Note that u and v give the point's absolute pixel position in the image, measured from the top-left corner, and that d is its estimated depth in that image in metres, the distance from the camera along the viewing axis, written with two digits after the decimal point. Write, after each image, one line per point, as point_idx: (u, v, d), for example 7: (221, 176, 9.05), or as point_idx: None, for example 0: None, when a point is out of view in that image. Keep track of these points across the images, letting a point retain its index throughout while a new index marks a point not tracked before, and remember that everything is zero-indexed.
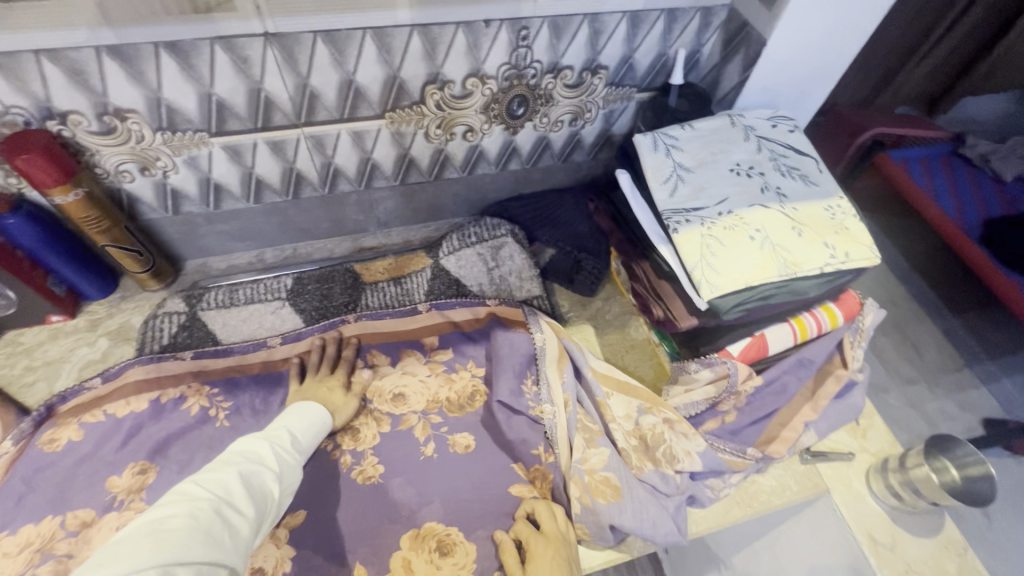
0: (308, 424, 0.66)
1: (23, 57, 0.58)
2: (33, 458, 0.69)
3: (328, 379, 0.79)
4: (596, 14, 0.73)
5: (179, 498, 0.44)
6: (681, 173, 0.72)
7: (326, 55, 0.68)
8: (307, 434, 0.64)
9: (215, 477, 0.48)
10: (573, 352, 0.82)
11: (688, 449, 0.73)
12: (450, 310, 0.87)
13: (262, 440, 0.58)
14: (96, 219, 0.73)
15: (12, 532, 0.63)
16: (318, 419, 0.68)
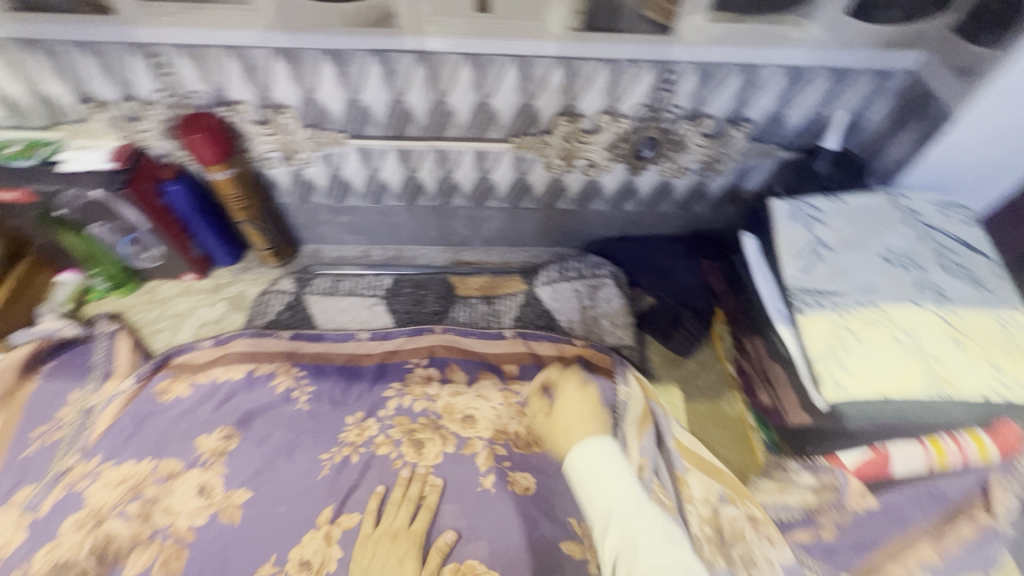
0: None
1: (212, 51, 0.66)
2: (148, 404, 0.77)
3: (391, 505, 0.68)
4: (752, 66, 0.68)
5: None
6: (820, 250, 0.65)
7: (468, 77, 0.69)
8: None
9: None
10: (658, 416, 0.75)
11: (772, 559, 0.58)
12: (535, 342, 0.85)
13: None
14: (240, 197, 0.81)
15: (116, 464, 0.71)
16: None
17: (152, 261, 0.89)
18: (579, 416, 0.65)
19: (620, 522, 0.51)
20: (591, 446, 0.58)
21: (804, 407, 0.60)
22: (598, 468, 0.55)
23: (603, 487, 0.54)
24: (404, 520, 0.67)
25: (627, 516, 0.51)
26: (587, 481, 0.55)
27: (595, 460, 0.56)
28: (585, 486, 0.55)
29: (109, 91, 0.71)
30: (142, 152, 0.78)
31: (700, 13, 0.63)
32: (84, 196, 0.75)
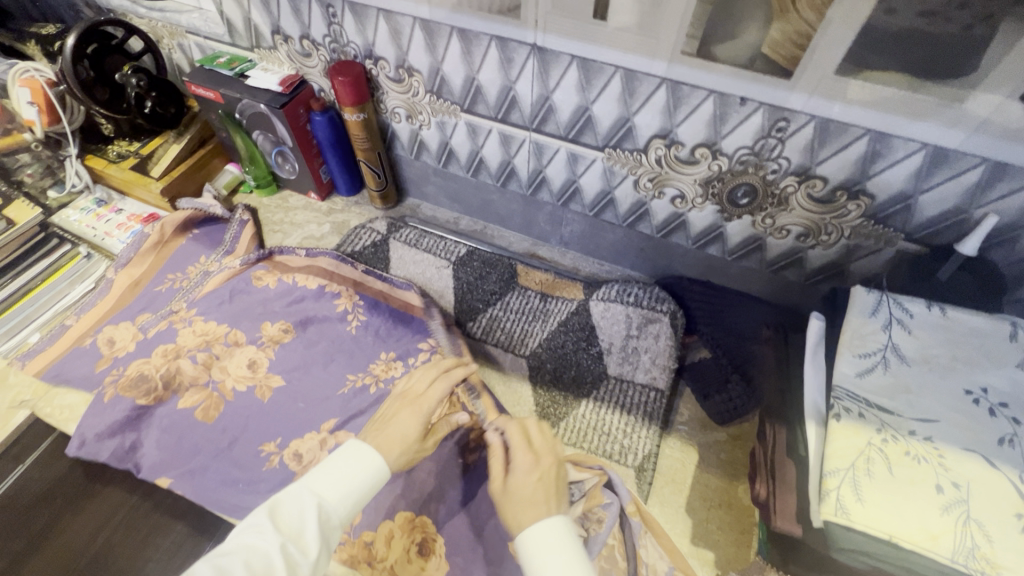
0: (352, 482, 0.54)
1: (370, 10, 0.77)
2: (244, 283, 0.93)
3: (426, 380, 0.68)
4: (884, 134, 0.60)
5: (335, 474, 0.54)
6: (889, 358, 0.55)
7: (575, 78, 0.71)
8: (338, 499, 0.53)
9: (348, 470, 0.54)
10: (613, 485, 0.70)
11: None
12: None
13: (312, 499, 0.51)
14: (364, 139, 0.93)
15: (205, 319, 0.88)
16: (365, 475, 0.55)
17: (290, 174, 1.06)
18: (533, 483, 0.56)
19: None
20: (543, 525, 0.51)
21: (797, 518, 0.52)
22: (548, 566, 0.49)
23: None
24: (432, 389, 0.66)
25: None
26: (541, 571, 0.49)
27: (549, 545, 0.50)
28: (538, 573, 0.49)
29: (293, 28, 0.86)
30: (306, 82, 0.94)
31: (830, 63, 0.56)
32: (255, 106, 0.93)
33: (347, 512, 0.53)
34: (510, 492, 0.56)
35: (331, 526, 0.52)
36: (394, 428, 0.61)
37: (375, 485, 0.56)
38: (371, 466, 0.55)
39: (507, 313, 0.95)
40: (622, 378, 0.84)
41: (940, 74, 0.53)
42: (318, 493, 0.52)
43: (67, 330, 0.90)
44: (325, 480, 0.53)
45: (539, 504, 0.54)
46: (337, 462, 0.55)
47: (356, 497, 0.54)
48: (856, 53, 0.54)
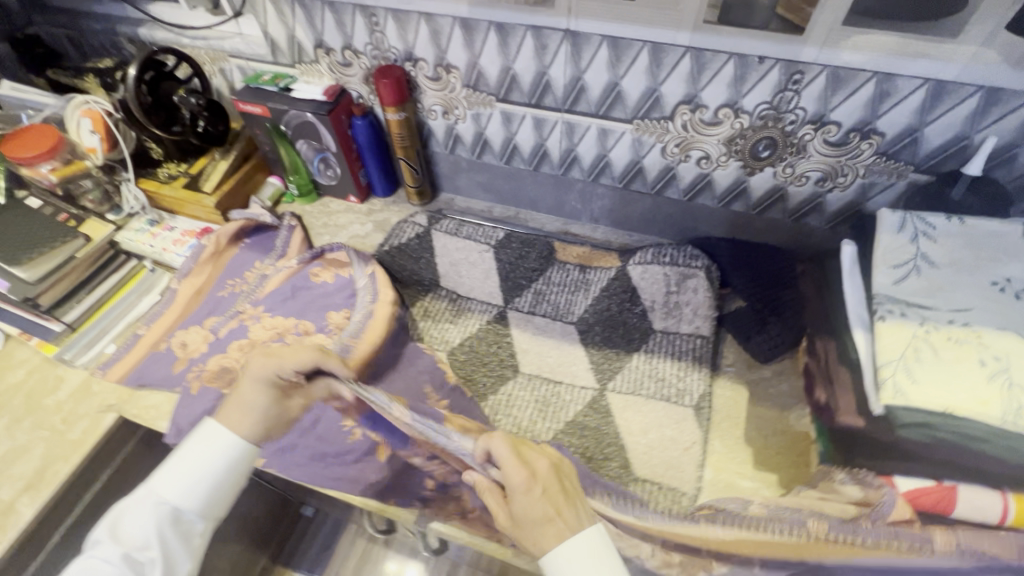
0: (197, 475, 0.59)
1: (411, 15, 0.85)
2: (304, 281, 1.00)
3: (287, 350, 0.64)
4: (889, 74, 0.68)
5: (179, 473, 0.59)
6: (921, 265, 0.63)
7: (605, 57, 0.79)
8: (184, 496, 0.58)
9: (196, 465, 0.59)
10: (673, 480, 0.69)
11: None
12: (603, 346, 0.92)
13: (155, 505, 0.58)
14: (404, 137, 1.00)
15: (272, 315, 0.95)
16: (213, 462, 0.60)
17: (330, 180, 1.13)
18: (537, 509, 0.57)
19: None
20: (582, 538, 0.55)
21: (860, 411, 0.59)
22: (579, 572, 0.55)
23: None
24: (286, 360, 0.63)
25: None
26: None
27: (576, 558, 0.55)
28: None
29: (335, 40, 0.94)
30: (345, 90, 1.01)
31: (838, 17, 0.65)
32: (301, 116, 1.00)
33: (199, 505, 0.59)
34: (521, 517, 0.57)
35: (188, 518, 0.59)
36: (243, 406, 0.62)
37: (232, 468, 0.61)
38: (215, 462, 0.60)
39: (551, 287, 1.01)
40: (667, 331, 0.92)
41: (936, 14, 0.61)
42: (160, 495, 0.58)
43: (142, 336, 0.95)
44: (166, 481, 0.59)
45: (555, 521, 0.56)
46: (179, 463, 0.59)
47: (207, 491, 0.59)
48: (861, 5, 0.63)
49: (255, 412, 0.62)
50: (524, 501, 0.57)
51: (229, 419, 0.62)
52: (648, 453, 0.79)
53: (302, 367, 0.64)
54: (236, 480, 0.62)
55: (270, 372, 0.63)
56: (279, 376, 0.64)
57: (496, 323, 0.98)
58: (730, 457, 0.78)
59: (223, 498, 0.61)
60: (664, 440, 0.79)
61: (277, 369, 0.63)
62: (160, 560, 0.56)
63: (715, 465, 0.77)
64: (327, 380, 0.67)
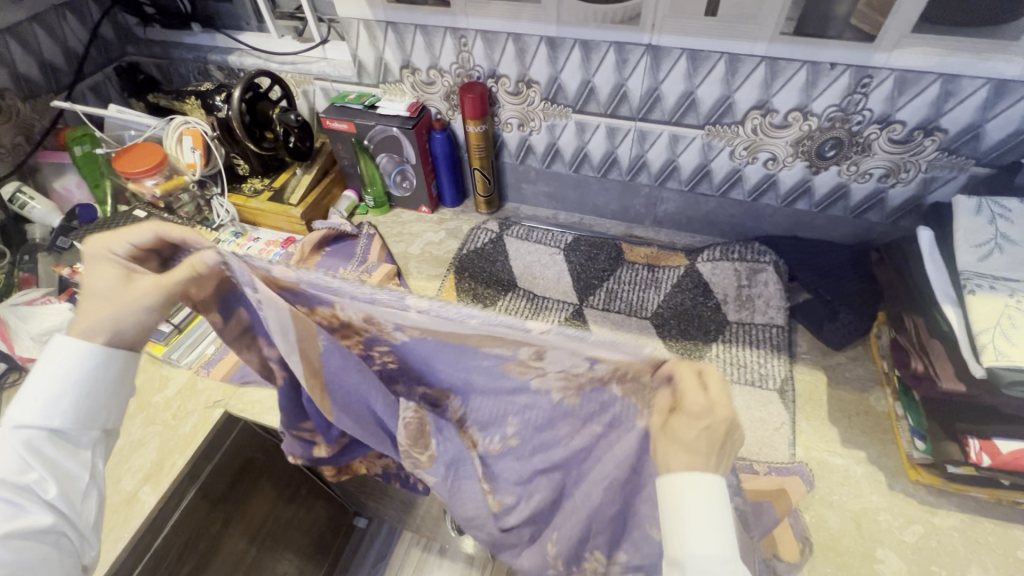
0: (58, 393, 0.52)
1: (501, 35, 0.93)
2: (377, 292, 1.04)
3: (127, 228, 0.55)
4: (954, 75, 0.75)
5: (41, 386, 0.52)
6: (1002, 243, 0.68)
7: (683, 68, 0.87)
8: (47, 416, 0.52)
9: (51, 384, 0.52)
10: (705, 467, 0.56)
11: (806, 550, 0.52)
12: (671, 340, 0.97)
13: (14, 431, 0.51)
14: (481, 148, 1.08)
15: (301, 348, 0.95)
16: (75, 373, 0.53)
17: (405, 191, 1.20)
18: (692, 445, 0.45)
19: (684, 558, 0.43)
20: (700, 482, 0.44)
21: (960, 377, 0.63)
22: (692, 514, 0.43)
23: (695, 533, 0.43)
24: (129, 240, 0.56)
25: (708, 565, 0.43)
26: (678, 525, 0.44)
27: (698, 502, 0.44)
28: (683, 519, 0.44)
29: (422, 61, 1.02)
30: (426, 107, 1.09)
31: (907, 25, 0.72)
32: (386, 131, 1.07)
33: (70, 421, 0.53)
34: (672, 432, 0.46)
35: (69, 433, 0.54)
36: (85, 299, 0.53)
37: (99, 377, 0.54)
38: (67, 362, 0.52)
39: (622, 285, 1.06)
40: (743, 322, 0.96)
41: (999, 20, 0.69)
42: (19, 419, 0.52)
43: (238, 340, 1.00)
44: (24, 403, 0.52)
45: (696, 457, 0.45)
46: (35, 379, 0.52)
47: (80, 398, 0.53)
48: (930, 14, 0.70)
49: (109, 299, 0.53)
50: (684, 420, 0.45)
51: (81, 322, 0.53)
52: (741, 434, 0.83)
53: (142, 241, 0.56)
54: (110, 384, 0.55)
55: (111, 255, 0.55)
56: (116, 255, 0.56)
57: (573, 319, 1.03)
58: (818, 436, 0.82)
59: (101, 408, 0.55)
60: (752, 421, 0.83)
61: (113, 245, 0.55)
62: (47, 482, 0.52)
63: (804, 444, 0.81)
64: (213, 272, 0.54)
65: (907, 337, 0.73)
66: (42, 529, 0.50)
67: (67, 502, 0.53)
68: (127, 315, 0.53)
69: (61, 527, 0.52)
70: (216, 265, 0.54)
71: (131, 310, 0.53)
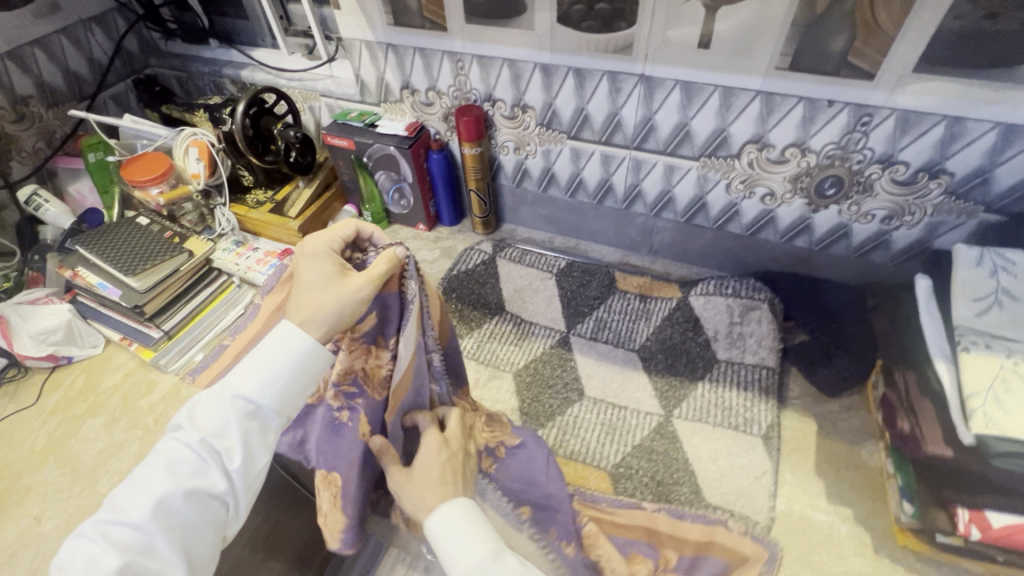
0: (276, 371, 0.55)
1: (496, 60, 0.93)
2: None
3: (341, 230, 0.64)
4: (960, 118, 0.71)
5: (267, 358, 0.55)
6: (1002, 298, 0.64)
7: (677, 99, 0.85)
8: (259, 389, 0.54)
9: (275, 359, 0.55)
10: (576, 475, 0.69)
11: None
12: (657, 374, 0.94)
13: (229, 395, 0.54)
14: (477, 170, 1.08)
15: None
16: (293, 357, 0.56)
17: (403, 209, 1.20)
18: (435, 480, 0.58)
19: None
20: (446, 512, 0.55)
21: (947, 441, 0.59)
22: (450, 534, 0.54)
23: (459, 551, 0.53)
24: (336, 240, 0.64)
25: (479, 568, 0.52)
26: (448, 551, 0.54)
27: (452, 524, 0.55)
28: (448, 551, 0.54)
29: (421, 82, 1.03)
30: (425, 127, 1.10)
31: (908, 64, 0.69)
32: (384, 149, 1.08)
33: (275, 402, 0.55)
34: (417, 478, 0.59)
35: (265, 413, 0.55)
36: (309, 288, 0.59)
37: (307, 364, 0.57)
38: (294, 348, 0.56)
39: (612, 315, 1.04)
40: (732, 361, 0.93)
41: (1005, 63, 0.65)
42: (237, 385, 0.54)
43: (226, 348, 1.01)
44: (244, 370, 0.55)
45: (447, 487, 0.58)
46: (257, 357, 0.55)
47: (283, 381, 0.56)
48: (932, 54, 0.67)
49: (329, 286, 0.59)
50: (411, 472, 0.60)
51: (303, 307, 0.58)
52: (719, 481, 0.79)
53: (346, 237, 0.65)
54: (313, 377, 0.58)
55: (326, 249, 0.63)
56: (331, 251, 0.63)
57: (559, 347, 1.01)
58: (802, 489, 0.78)
59: (296, 397, 0.57)
60: (731, 468, 0.80)
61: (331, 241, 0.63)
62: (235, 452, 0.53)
63: (786, 496, 0.77)
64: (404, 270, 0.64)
65: (897, 393, 0.69)
66: (214, 492, 0.51)
67: (244, 476, 0.53)
68: (348, 298, 0.58)
69: (227, 496, 0.53)
70: (406, 259, 0.64)
71: (348, 297, 0.59)
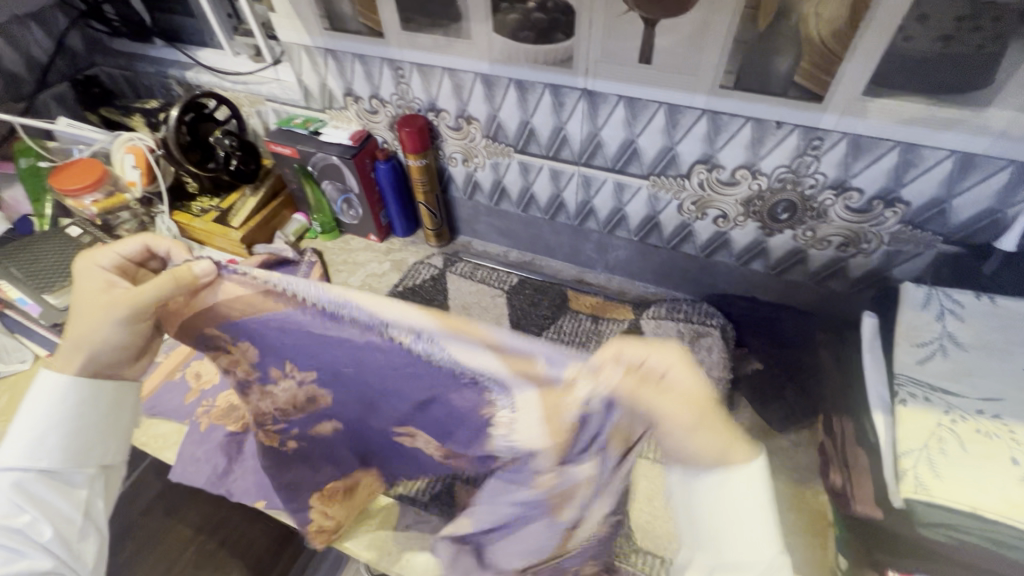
0: (49, 428, 0.56)
1: (436, 69, 0.87)
2: None
3: (121, 242, 0.60)
4: (914, 145, 0.66)
5: (33, 418, 0.55)
6: (947, 346, 0.59)
7: (622, 115, 0.80)
8: (42, 452, 0.56)
9: (46, 416, 0.55)
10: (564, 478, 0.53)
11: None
12: None
13: (9, 476, 0.55)
14: (424, 182, 1.03)
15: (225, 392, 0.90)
16: (68, 404, 0.56)
17: (353, 219, 1.16)
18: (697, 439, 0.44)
19: (717, 542, 0.46)
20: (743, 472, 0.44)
21: (876, 501, 0.55)
22: (735, 505, 0.44)
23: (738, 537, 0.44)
24: (118, 253, 0.59)
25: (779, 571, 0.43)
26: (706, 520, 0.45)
27: (744, 492, 0.44)
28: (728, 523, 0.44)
29: (364, 90, 0.98)
30: (372, 136, 1.04)
31: (856, 86, 0.64)
32: (327, 159, 1.03)
33: (60, 458, 0.56)
34: (670, 417, 0.44)
35: (56, 472, 0.57)
36: (77, 315, 0.56)
37: (89, 407, 0.58)
38: (59, 397, 0.56)
39: (562, 336, 0.99)
40: None
41: (956, 90, 0.60)
42: (12, 464, 0.55)
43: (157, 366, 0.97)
44: (15, 440, 0.55)
45: (716, 439, 0.44)
46: (21, 421, 0.56)
47: (64, 442, 0.56)
48: (881, 77, 0.62)
49: (93, 308, 0.55)
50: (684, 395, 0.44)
51: (68, 340, 0.56)
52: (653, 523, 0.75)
53: (133, 255, 0.61)
54: (101, 417, 0.59)
55: (96, 267, 0.58)
56: (104, 267, 0.59)
57: None
58: None
59: (87, 444, 0.58)
60: (666, 510, 0.75)
61: (109, 260, 0.59)
62: (40, 524, 0.55)
63: None
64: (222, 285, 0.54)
65: (835, 442, 0.65)
66: (42, 570, 0.53)
67: (64, 543, 0.56)
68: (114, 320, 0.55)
69: (62, 564, 0.56)
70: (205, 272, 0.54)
71: (113, 317, 0.55)
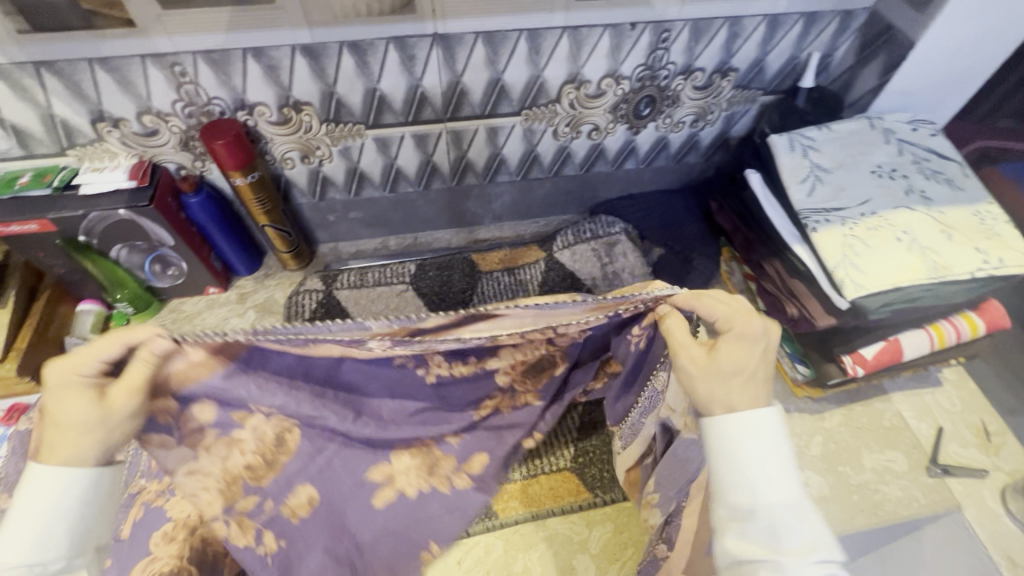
0: (51, 519, 0.44)
1: (232, 54, 0.67)
2: None
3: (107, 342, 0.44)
4: (737, 17, 0.75)
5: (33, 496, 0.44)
6: (819, 174, 0.73)
7: (482, 54, 0.73)
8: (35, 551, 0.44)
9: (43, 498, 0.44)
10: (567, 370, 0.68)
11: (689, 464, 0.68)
12: None
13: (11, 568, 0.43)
14: (264, 200, 0.81)
15: None
16: (67, 503, 0.45)
17: (175, 278, 0.88)
18: (744, 368, 0.49)
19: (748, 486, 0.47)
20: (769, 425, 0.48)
21: (830, 311, 0.68)
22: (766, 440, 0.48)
23: (770, 475, 0.47)
24: (113, 354, 0.45)
25: (791, 515, 0.45)
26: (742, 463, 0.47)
27: (768, 436, 0.48)
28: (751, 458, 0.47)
29: (124, 107, 0.70)
30: (159, 166, 0.77)
31: None
32: (110, 216, 0.73)
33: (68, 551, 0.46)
34: (722, 363, 0.49)
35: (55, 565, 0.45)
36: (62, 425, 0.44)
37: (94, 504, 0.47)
38: (63, 492, 0.45)
39: (488, 301, 0.94)
40: None
41: None
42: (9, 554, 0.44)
43: None
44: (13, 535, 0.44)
45: (752, 383, 0.49)
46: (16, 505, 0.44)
47: (67, 530, 0.45)
48: None
49: (98, 429, 0.44)
50: (741, 347, 0.49)
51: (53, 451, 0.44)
52: None
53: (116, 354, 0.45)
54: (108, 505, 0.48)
55: (76, 378, 0.44)
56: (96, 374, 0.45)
57: None
58: None
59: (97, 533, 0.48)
60: None
61: (78, 368, 0.44)
62: None
63: None
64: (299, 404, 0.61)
65: (774, 279, 0.77)
66: None
67: None
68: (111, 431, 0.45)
69: None
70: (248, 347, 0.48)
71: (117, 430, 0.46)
